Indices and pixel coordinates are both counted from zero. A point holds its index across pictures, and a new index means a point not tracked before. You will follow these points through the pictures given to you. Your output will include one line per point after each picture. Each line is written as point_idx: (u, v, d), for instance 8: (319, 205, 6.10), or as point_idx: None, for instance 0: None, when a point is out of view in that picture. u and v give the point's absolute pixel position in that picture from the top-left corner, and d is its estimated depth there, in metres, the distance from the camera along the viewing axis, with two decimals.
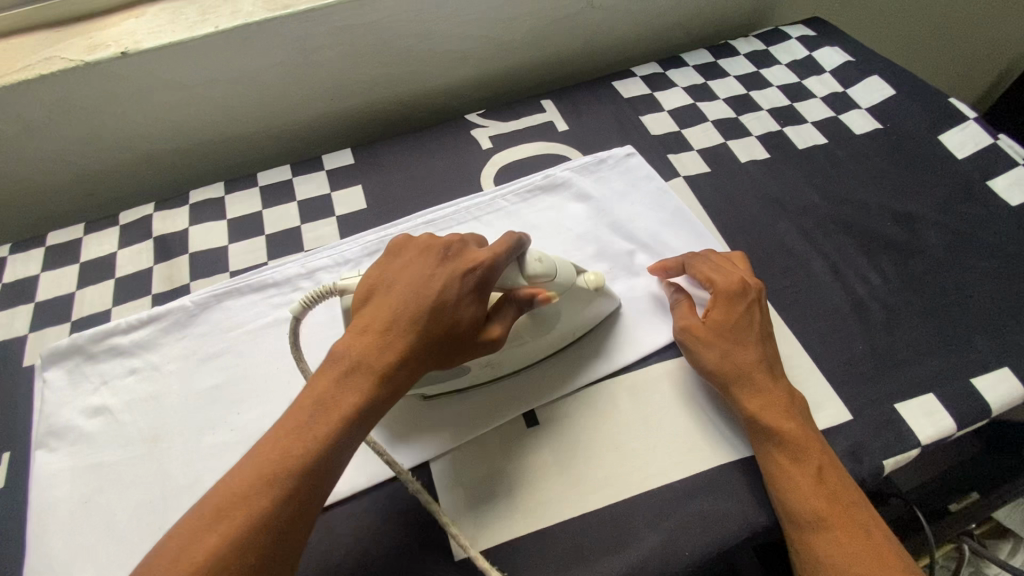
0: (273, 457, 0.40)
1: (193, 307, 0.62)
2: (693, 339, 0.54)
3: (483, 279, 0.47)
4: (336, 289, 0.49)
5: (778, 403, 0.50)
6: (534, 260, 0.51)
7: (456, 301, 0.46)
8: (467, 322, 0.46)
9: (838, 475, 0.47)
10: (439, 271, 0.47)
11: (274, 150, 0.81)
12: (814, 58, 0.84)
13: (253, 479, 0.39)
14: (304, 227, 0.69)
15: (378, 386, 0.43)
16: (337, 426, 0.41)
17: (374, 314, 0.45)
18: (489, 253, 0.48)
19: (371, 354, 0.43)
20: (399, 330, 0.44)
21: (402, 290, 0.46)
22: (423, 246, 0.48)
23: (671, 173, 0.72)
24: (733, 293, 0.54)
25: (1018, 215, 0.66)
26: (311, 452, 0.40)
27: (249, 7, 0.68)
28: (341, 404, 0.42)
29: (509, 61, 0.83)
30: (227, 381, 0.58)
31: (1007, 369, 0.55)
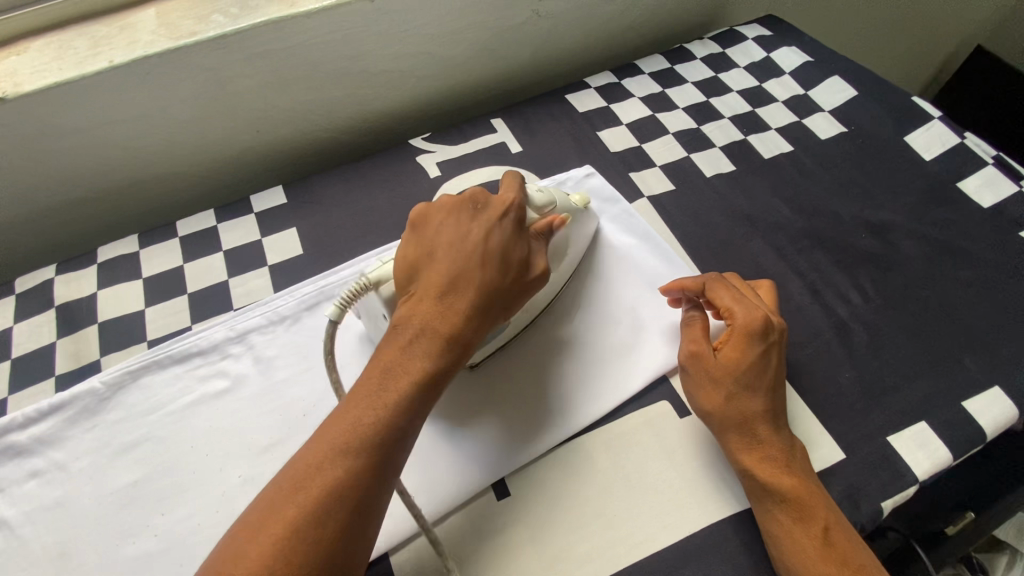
0: (344, 427, 0.38)
1: (104, 389, 0.53)
2: (695, 372, 0.50)
3: (517, 222, 0.49)
4: (369, 282, 0.47)
5: (776, 456, 0.46)
6: (537, 192, 0.53)
7: (500, 252, 0.47)
8: (516, 267, 0.47)
9: (845, 537, 0.43)
10: (477, 225, 0.47)
11: (198, 190, 0.73)
12: (772, 59, 0.81)
13: (326, 450, 0.37)
14: (231, 281, 0.62)
15: (442, 343, 0.43)
16: (409, 384, 0.41)
17: (425, 281, 0.45)
18: (513, 194, 0.50)
19: (430, 315, 0.44)
20: (453, 287, 0.45)
21: (447, 251, 0.46)
22: (453, 207, 0.49)
23: (635, 194, 0.68)
24: (751, 329, 0.48)
25: (990, 218, 0.63)
26: (384, 414, 0.39)
27: (148, 35, 0.59)
28: (408, 367, 0.42)
29: (453, 78, 0.77)
30: (148, 476, 0.50)
31: (997, 388, 0.52)
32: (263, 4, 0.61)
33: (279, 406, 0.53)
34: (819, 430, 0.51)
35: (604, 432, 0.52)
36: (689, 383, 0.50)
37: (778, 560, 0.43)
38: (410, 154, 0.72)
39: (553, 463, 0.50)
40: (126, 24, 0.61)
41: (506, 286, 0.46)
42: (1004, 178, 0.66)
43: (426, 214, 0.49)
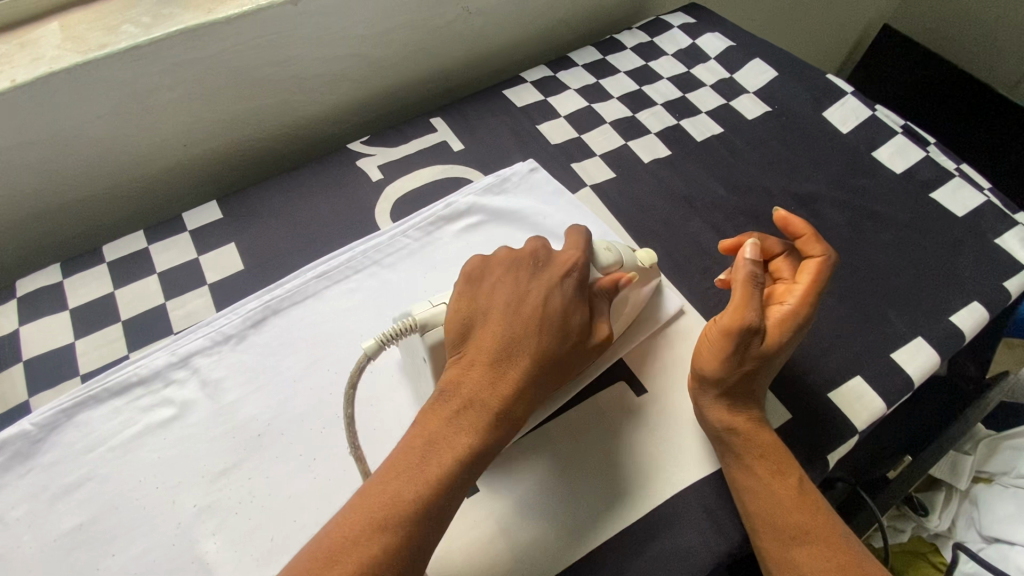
0: (381, 501, 0.37)
1: (36, 431, 0.50)
2: (736, 342, 0.47)
3: (580, 283, 0.46)
4: (416, 324, 0.44)
5: (761, 423, 0.49)
6: (604, 249, 0.50)
7: (561, 316, 0.45)
8: (574, 332, 0.45)
9: (812, 486, 0.47)
10: (538, 284, 0.46)
11: (125, 211, 0.69)
12: (697, 46, 0.84)
13: (367, 522, 0.37)
14: (169, 304, 0.59)
15: (490, 418, 0.41)
16: (451, 466, 0.39)
17: (475, 339, 0.44)
18: (575, 251, 0.48)
19: (479, 384, 0.42)
20: (505, 352, 0.43)
21: (501, 311, 0.44)
22: (512, 261, 0.47)
23: (578, 184, 0.69)
24: (795, 321, 0.49)
25: (903, 183, 0.69)
26: (425, 492, 0.38)
27: (51, 50, 0.55)
28: (452, 442, 0.40)
29: (389, 80, 0.76)
30: (95, 516, 0.47)
31: (920, 338, 0.57)
32: (178, 12, 0.59)
33: (232, 429, 0.51)
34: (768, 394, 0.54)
35: (569, 419, 0.52)
36: (716, 345, 0.48)
37: (757, 514, 0.45)
38: (349, 158, 0.70)
39: (520, 454, 0.50)
40: (27, 39, 0.57)
41: (560, 351, 0.44)
42: (911, 145, 0.71)
43: (482, 265, 0.47)
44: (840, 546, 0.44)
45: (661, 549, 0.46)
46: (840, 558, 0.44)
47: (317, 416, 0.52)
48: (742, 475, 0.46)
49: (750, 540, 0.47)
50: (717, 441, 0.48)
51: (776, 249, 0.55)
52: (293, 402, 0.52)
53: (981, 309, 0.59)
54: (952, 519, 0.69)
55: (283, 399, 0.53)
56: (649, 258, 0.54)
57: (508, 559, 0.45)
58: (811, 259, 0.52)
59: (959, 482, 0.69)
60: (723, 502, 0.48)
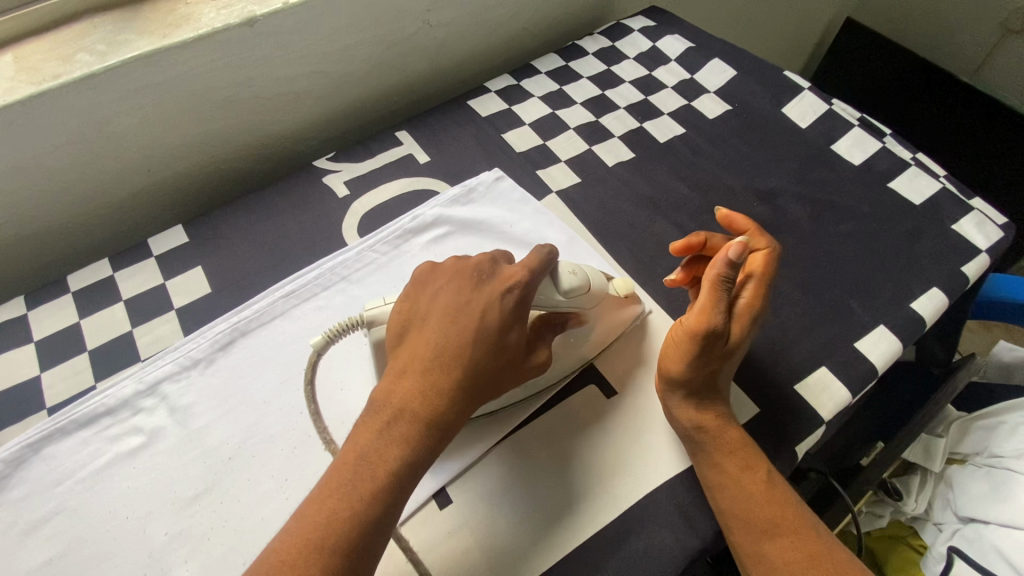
0: (318, 519, 0.38)
1: (2, 467, 0.49)
2: (702, 344, 0.47)
3: (520, 301, 0.46)
4: (364, 320, 0.47)
5: (727, 420, 0.49)
6: (569, 273, 0.49)
7: (499, 328, 0.45)
8: (509, 349, 0.45)
9: (780, 480, 0.48)
10: (476, 297, 0.45)
11: (91, 238, 0.69)
12: (658, 49, 0.85)
13: (303, 540, 0.37)
14: (137, 331, 0.58)
15: (422, 430, 0.41)
16: (383, 482, 0.39)
17: (411, 352, 0.44)
18: (524, 270, 0.47)
19: (411, 396, 0.42)
20: (441, 365, 0.43)
21: (438, 323, 0.44)
22: (453, 272, 0.47)
23: (545, 191, 0.70)
24: (750, 312, 0.50)
25: (861, 174, 0.70)
26: (358, 509, 0.38)
27: (5, 82, 0.55)
28: (384, 457, 0.40)
29: (353, 95, 0.76)
30: (66, 550, 0.47)
31: (883, 326, 0.58)
32: (134, 37, 0.59)
33: (203, 454, 0.51)
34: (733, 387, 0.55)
35: (539, 424, 0.53)
36: (681, 346, 0.48)
37: (728, 510, 0.46)
38: (315, 175, 0.70)
39: (492, 462, 0.50)
40: None
41: (495, 364, 0.44)
42: (868, 137, 0.73)
43: (428, 274, 0.48)
44: (810, 538, 0.45)
45: (636, 550, 0.46)
46: (811, 550, 0.44)
47: (289, 436, 0.52)
48: (712, 472, 0.47)
49: (725, 536, 0.47)
50: (688, 440, 0.49)
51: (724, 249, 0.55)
52: (263, 425, 0.52)
53: (941, 294, 0.60)
54: (927, 502, 0.69)
55: (252, 421, 0.52)
56: (626, 287, 0.55)
57: (481, 569, 0.45)
58: (758, 252, 0.53)
59: (933, 464, 0.71)
60: (695, 498, 0.49)
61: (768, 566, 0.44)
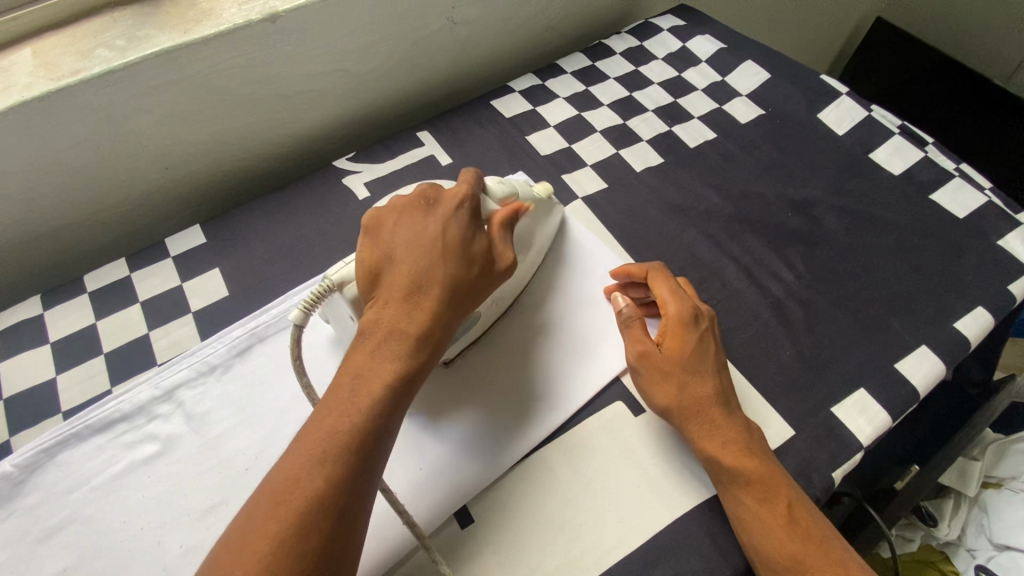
0: (319, 435, 0.37)
1: (16, 473, 0.48)
2: (647, 375, 0.49)
3: (473, 213, 0.47)
4: (334, 284, 0.45)
5: (738, 438, 0.46)
6: (496, 183, 0.52)
7: (467, 239, 0.46)
8: (480, 259, 0.46)
9: (806, 512, 0.44)
10: (433, 219, 0.46)
11: (107, 237, 0.68)
12: (687, 49, 0.82)
13: (307, 456, 0.36)
14: (153, 334, 0.57)
15: (413, 343, 0.42)
16: (380, 394, 0.39)
17: (388, 281, 0.44)
18: (466, 188, 0.48)
19: (396, 316, 0.42)
20: (421, 285, 0.43)
21: (406, 248, 0.45)
22: (403, 206, 0.47)
23: (570, 196, 0.67)
24: (684, 316, 0.50)
25: (901, 184, 0.67)
26: (358, 420, 0.38)
27: (23, 78, 0.54)
28: (379, 371, 0.40)
29: (373, 93, 0.74)
30: (78, 561, 0.46)
31: (924, 346, 0.55)
32: (155, 32, 0.57)
33: (218, 463, 0.50)
34: (764, 408, 0.52)
35: (560, 441, 0.51)
36: (643, 389, 0.50)
37: (749, 545, 0.44)
38: (335, 176, 0.69)
39: (512, 481, 0.49)
40: None
41: (471, 276, 0.45)
42: (909, 146, 0.70)
43: (377, 217, 0.46)
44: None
45: None
46: None
47: None
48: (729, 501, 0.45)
49: (754, 571, 0.45)
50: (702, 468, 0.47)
51: (638, 295, 0.56)
52: (280, 434, 0.51)
53: (986, 314, 0.57)
54: (961, 527, 0.67)
55: (269, 431, 0.51)
56: (546, 190, 0.58)
57: None
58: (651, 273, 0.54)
59: (969, 489, 0.67)
60: (726, 524, 0.47)
61: None
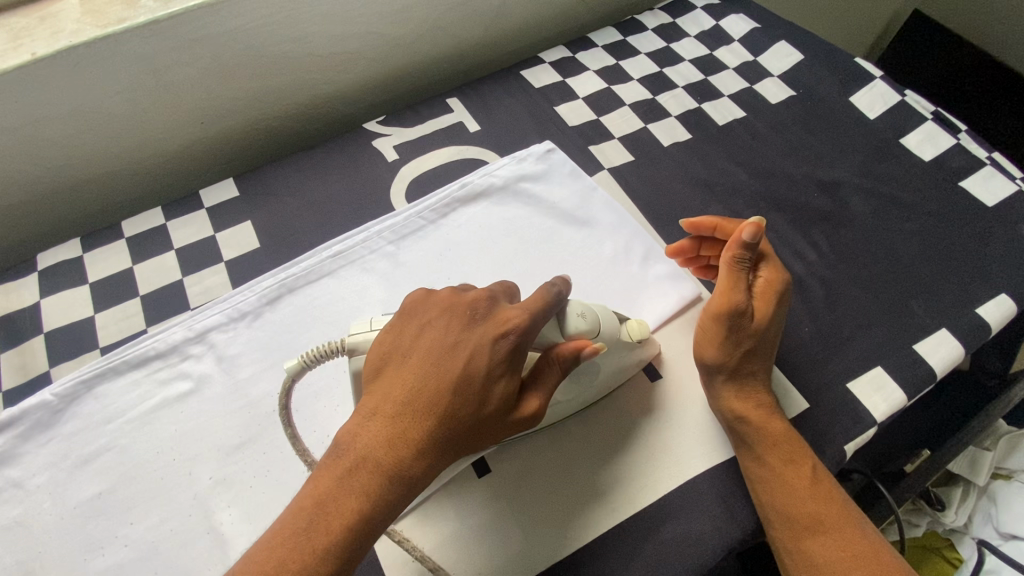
0: (266, 567, 0.35)
1: (56, 401, 0.51)
2: (727, 326, 0.48)
3: (514, 349, 0.40)
4: (345, 346, 0.43)
5: (766, 404, 0.48)
6: (578, 316, 0.45)
7: (489, 377, 0.40)
8: (493, 401, 0.40)
9: (827, 475, 0.46)
10: (462, 340, 0.40)
11: (143, 187, 0.70)
12: (721, 28, 0.82)
13: None
14: (187, 280, 0.59)
15: (385, 483, 0.37)
16: (337, 538, 0.36)
17: (384, 395, 0.39)
18: (531, 313, 0.42)
19: (378, 445, 0.38)
20: (413, 418, 0.38)
21: (419, 362, 0.40)
22: (443, 309, 0.42)
23: (596, 167, 0.68)
24: (777, 285, 0.49)
25: (931, 170, 0.67)
26: (309, 564, 0.35)
27: (71, 24, 0.55)
28: (342, 509, 0.36)
29: (405, 57, 0.75)
30: (113, 486, 0.48)
31: (945, 329, 0.55)
32: None
33: (247, 404, 0.51)
34: (780, 380, 0.53)
35: (580, 404, 0.52)
36: (709, 332, 0.49)
37: (770, 505, 0.45)
38: (365, 138, 0.70)
39: (528, 438, 0.50)
40: (46, 13, 0.57)
41: (477, 417, 0.39)
42: (941, 132, 0.69)
43: (417, 306, 0.43)
44: (855, 537, 0.43)
45: (674, 535, 0.46)
46: (855, 548, 0.43)
47: (332, 394, 0.52)
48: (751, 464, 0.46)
49: (764, 530, 0.46)
50: (731, 430, 0.48)
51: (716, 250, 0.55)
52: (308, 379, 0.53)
53: (1010, 301, 0.57)
54: (968, 515, 0.67)
55: None
56: (640, 331, 0.49)
57: (515, 542, 0.45)
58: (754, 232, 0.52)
59: (978, 478, 0.68)
60: (737, 490, 0.48)
61: (805, 563, 0.43)
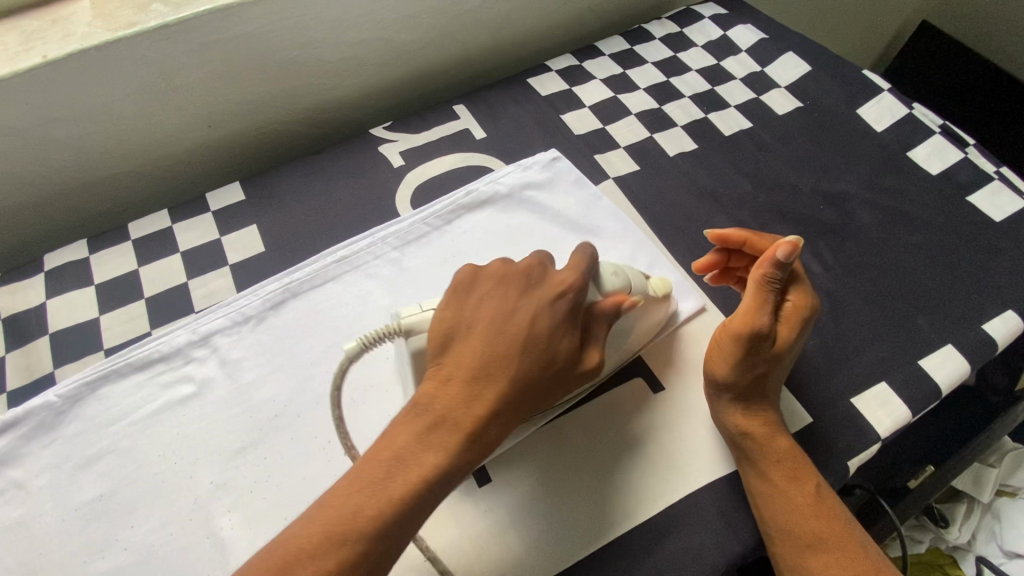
0: (338, 516, 0.36)
1: (59, 402, 0.51)
2: (749, 347, 0.45)
3: (574, 307, 0.42)
4: (400, 328, 0.43)
5: (773, 420, 0.48)
6: (612, 274, 0.47)
7: (554, 333, 0.41)
8: (560, 358, 0.41)
9: (830, 492, 0.46)
10: (527, 302, 0.42)
11: (151, 190, 0.70)
12: (728, 38, 0.82)
13: (322, 532, 0.35)
14: (192, 283, 0.59)
15: (461, 441, 0.38)
16: (414, 488, 0.37)
17: (455, 359, 0.40)
18: (574, 273, 0.44)
19: (453, 404, 0.39)
20: (486, 377, 0.39)
21: (485, 327, 0.41)
22: (499, 276, 0.43)
23: (601, 176, 0.68)
24: (801, 310, 0.48)
25: (938, 184, 0.66)
26: (386, 511, 0.36)
27: (82, 28, 0.56)
28: (419, 462, 0.37)
29: (413, 63, 0.75)
30: (115, 489, 0.48)
31: (950, 345, 0.55)
32: None
33: (250, 408, 0.52)
34: (784, 394, 0.53)
35: (585, 412, 0.51)
36: (726, 350, 0.47)
37: (771, 521, 0.44)
38: (371, 144, 0.70)
39: (531, 447, 0.50)
40: (58, 16, 0.57)
41: (545, 375, 0.41)
42: (949, 145, 0.69)
43: (472, 276, 0.44)
44: (856, 554, 0.43)
45: (675, 548, 0.46)
46: (857, 567, 0.42)
47: (334, 399, 0.52)
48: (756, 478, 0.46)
49: (765, 546, 0.46)
50: (735, 445, 0.47)
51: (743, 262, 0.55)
52: (310, 384, 0.53)
53: (1016, 318, 0.57)
54: (971, 531, 0.67)
55: (301, 381, 0.53)
56: (662, 286, 0.51)
57: (517, 552, 0.45)
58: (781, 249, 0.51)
59: (983, 495, 0.67)
60: (739, 503, 0.48)
61: None
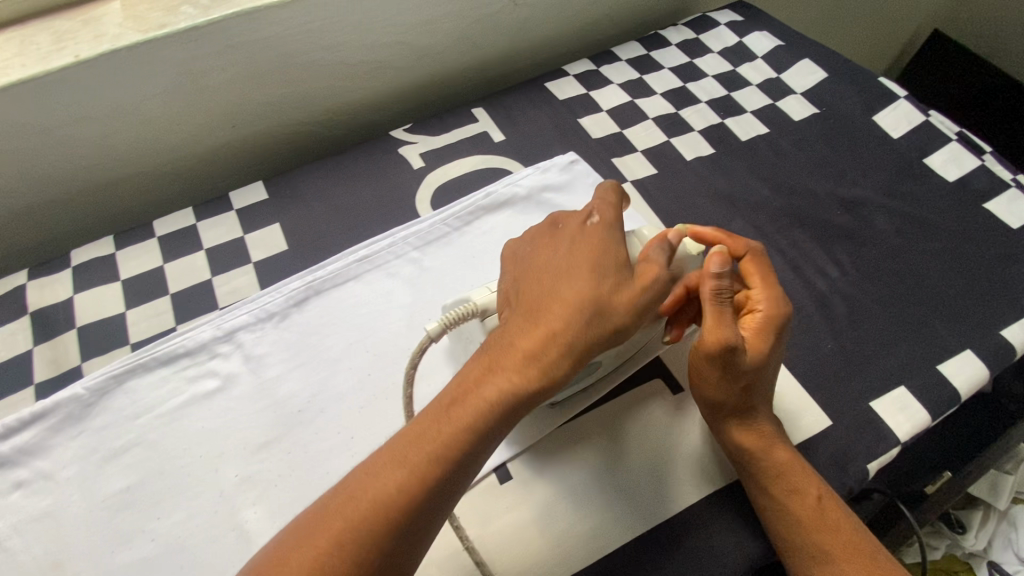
0: (397, 441, 0.37)
1: (87, 394, 0.52)
2: (721, 367, 0.44)
3: (603, 236, 0.44)
4: (477, 309, 0.45)
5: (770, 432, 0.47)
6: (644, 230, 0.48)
7: (617, 267, 0.42)
8: (606, 274, 0.41)
9: (835, 502, 0.45)
10: (560, 243, 0.45)
11: (175, 188, 0.71)
12: (744, 44, 0.83)
13: (385, 458, 0.36)
14: (216, 279, 0.60)
15: (520, 359, 0.38)
16: (473, 408, 0.37)
17: (512, 302, 0.43)
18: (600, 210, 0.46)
19: (510, 331, 0.40)
20: (538, 305, 0.41)
21: (532, 269, 0.44)
22: (537, 233, 0.47)
23: (619, 179, 0.68)
24: (777, 322, 0.47)
25: (955, 191, 0.67)
26: (444, 430, 0.37)
27: (114, 28, 0.57)
28: (480, 385, 0.38)
29: (433, 67, 0.76)
30: (141, 481, 0.49)
31: (969, 350, 0.55)
32: None
33: (274, 403, 0.52)
34: (804, 397, 0.53)
35: (606, 412, 0.52)
36: (704, 372, 0.45)
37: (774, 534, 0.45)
38: (392, 145, 0.71)
39: (552, 446, 0.50)
40: (89, 17, 0.58)
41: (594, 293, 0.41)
42: (965, 152, 0.69)
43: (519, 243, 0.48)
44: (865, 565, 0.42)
45: (695, 548, 0.46)
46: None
47: (356, 396, 0.53)
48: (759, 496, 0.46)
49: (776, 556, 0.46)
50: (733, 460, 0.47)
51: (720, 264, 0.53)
52: (332, 381, 0.53)
53: None
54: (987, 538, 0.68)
55: (323, 377, 0.54)
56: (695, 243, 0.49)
57: (539, 549, 0.46)
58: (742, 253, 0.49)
59: (998, 502, 0.67)
60: None
61: None
